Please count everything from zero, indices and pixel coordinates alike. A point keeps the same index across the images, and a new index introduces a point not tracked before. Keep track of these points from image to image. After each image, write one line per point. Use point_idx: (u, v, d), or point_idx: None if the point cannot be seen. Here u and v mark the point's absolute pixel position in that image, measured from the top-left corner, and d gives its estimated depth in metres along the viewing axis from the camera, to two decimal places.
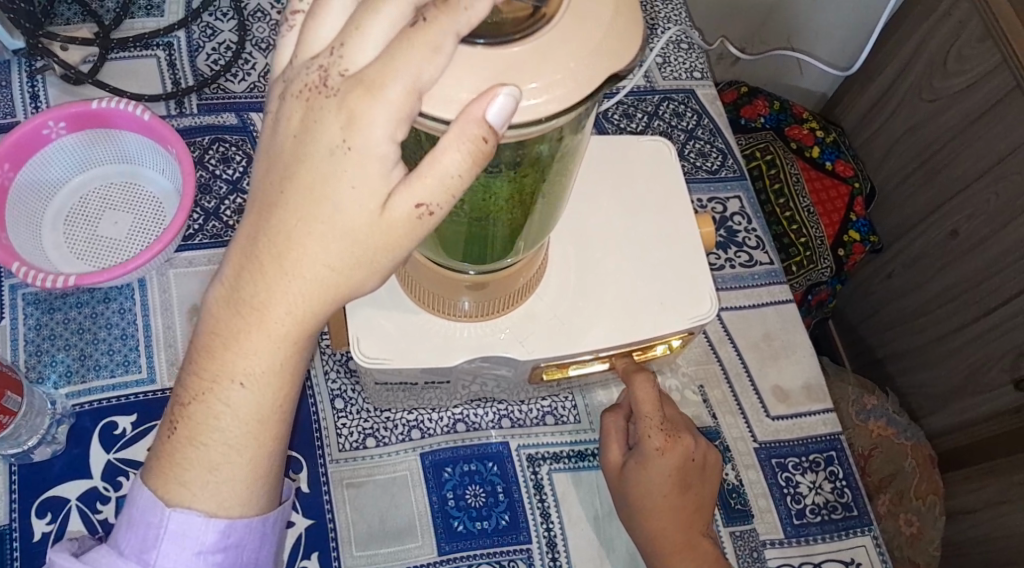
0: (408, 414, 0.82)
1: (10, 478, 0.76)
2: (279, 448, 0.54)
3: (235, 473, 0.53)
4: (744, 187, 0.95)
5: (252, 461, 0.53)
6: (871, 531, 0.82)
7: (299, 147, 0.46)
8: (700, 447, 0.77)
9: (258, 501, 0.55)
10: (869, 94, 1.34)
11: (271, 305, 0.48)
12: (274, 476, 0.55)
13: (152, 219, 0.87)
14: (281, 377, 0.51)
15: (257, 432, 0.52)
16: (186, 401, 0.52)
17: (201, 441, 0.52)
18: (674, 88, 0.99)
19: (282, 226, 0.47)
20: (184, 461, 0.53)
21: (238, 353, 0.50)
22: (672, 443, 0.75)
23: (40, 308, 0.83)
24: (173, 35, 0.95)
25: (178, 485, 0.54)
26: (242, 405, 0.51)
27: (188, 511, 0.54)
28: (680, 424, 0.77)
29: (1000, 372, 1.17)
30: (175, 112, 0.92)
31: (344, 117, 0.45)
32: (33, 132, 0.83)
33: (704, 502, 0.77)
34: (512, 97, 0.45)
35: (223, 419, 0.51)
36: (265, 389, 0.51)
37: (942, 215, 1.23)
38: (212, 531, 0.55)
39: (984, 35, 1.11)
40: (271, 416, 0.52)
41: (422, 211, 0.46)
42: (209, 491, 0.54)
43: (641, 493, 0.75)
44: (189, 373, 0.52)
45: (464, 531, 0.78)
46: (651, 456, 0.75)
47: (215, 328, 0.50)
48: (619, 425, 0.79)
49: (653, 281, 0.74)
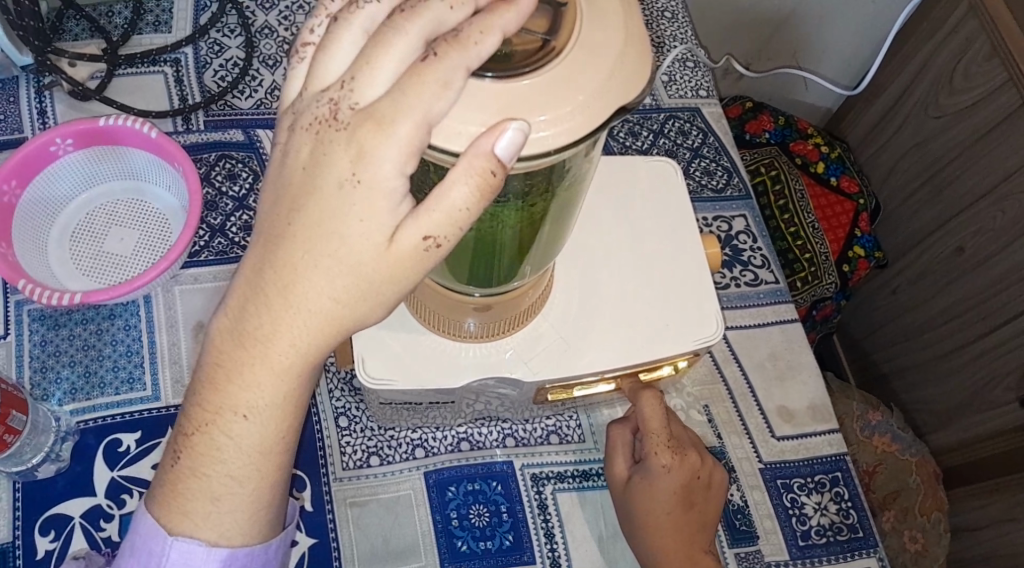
0: (412, 432, 0.82)
1: (14, 495, 0.76)
2: (281, 476, 0.54)
3: (238, 501, 0.53)
4: (750, 206, 0.95)
5: (256, 489, 0.53)
6: (877, 553, 0.82)
7: (308, 180, 0.46)
8: (707, 468, 0.77)
9: (261, 529, 0.55)
10: (875, 111, 1.34)
11: (276, 337, 0.48)
12: (277, 503, 0.55)
13: (158, 236, 0.87)
14: (284, 406, 0.50)
15: (260, 463, 0.52)
16: (188, 431, 0.52)
17: (204, 470, 0.52)
18: (680, 106, 0.99)
19: (289, 258, 0.46)
20: (187, 491, 0.53)
21: (240, 387, 0.49)
22: (682, 461, 0.75)
23: (45, 324, 0.83)
24: (181, 51, 0.96)
25: (180, 514, 0.53)
26: (246, 436, 0.51)
27: (190, 541, 0.53)
28: (689, 443, 0.78)
29: (1007, 391, 1.17)
30: (182, 129, 0.92)
31: (355, 151, 0.45)
32: (40, 149, 0.83)
33: (706, 521, 0.77)
34: (520, 132, 0.45)
35: (227, 449, 0.51)
36: (268, 420, 0.50)
37: (948, 233, 1.23)
38: (213, 561, 0.54)
39: (992, 53, 1.11)
40: (274, 444, 0.52)
41: (430, 244, 0.46)
42: (211, 520, 0.53)
43: (645, 508, 0.76)
44: (192, 403, 0.51)
45: (468, 550, 0.78)
46: (658, 472, 0.75)
47: (218, 358, 0.50)
48: (626, 439, 0.79)
49: (658, 302, 0.74)
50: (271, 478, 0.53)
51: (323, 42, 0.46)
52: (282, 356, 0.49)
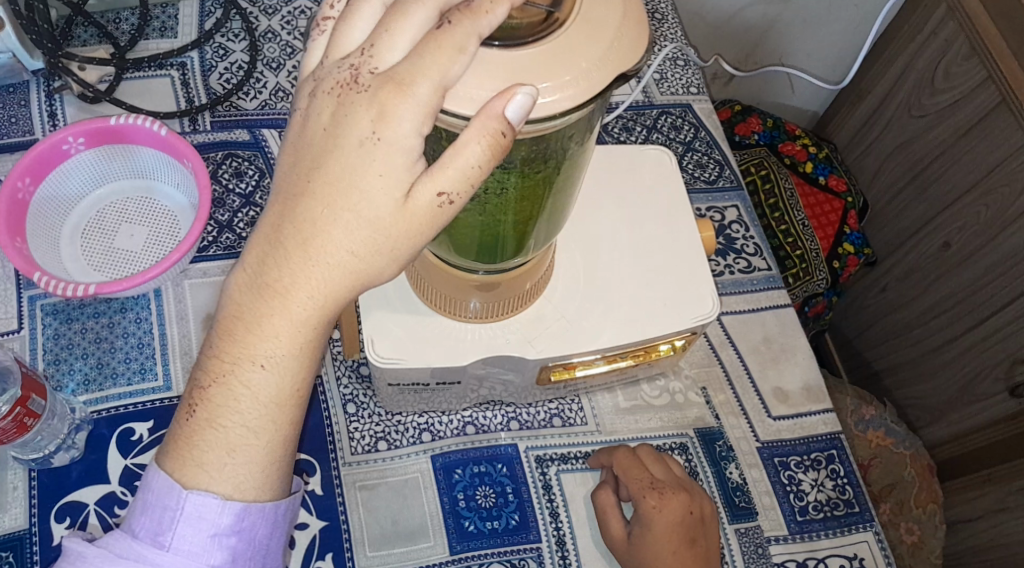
0: (419, 417, 0.84)
1: (29, 484, 0.78)
2: (294, 432, 0.58)
3: (254, 454, 0.57)
4: (741, 196, 0.98)
5: (272, 442, 0.57)
6: (873, 527, 0.84)
7: (330, 140, 0.50)
8: (698, 502, 0.78)
9: (272, 486, 0.59)
10: (860, 112, 1.38)
11: (294, 287, 0.52)
12: (287, 461, 0.59)
13: (167, 233, 0.89)
14: (301, 357, 0.55)
15: (276, 415, 0.56)
16: (206, 383, 0.56)
17: (222, 420, 0.56)
18: (671, 103, 1.03)
19: (309, 213, 0.51)
20: (203, 443, 0.57)
21: (259, 337, 0.54)
22: (671, 500, 0.76)
23: (58, 318, 0.85)
24: (187, 55, 0.99)
25: (196, 467, 0.57)
26: (263, 387, 0.55)
27: (205, 493, 0.57)
28: (674, 482, 0.79)
29: (995, 381, 1.19)
30: (190, 130, 0.95)
31: (375, 113, 0.49)
32: (53, 147, 0.86)
33: (711, 555, 0.78)
34: (528, 96, 0.49)
35: (245, 399, 0.55)
36: (286, 371, 0.55)
37: (933, 229, 1.27)
38: (227, 514, 0.58)
39: (970, 52, 1.14)
40: (289, 398, 0.56)
41: (443, 200, 0.50)
42: (226, 472, 0.57)
43: (651, 555, 0.76)
44: (210, 356, 0.56)
45: (475, 531, 0.80)
46: (651, 515, 0.76)
47: (236, 311, 0.54)
48: (612, 498, 0.79)
49: (658, 281, 0.77)
50: (286, 430, 0.57)
51: (347, 17, 0.51)
52: (300, 307, 0.53)
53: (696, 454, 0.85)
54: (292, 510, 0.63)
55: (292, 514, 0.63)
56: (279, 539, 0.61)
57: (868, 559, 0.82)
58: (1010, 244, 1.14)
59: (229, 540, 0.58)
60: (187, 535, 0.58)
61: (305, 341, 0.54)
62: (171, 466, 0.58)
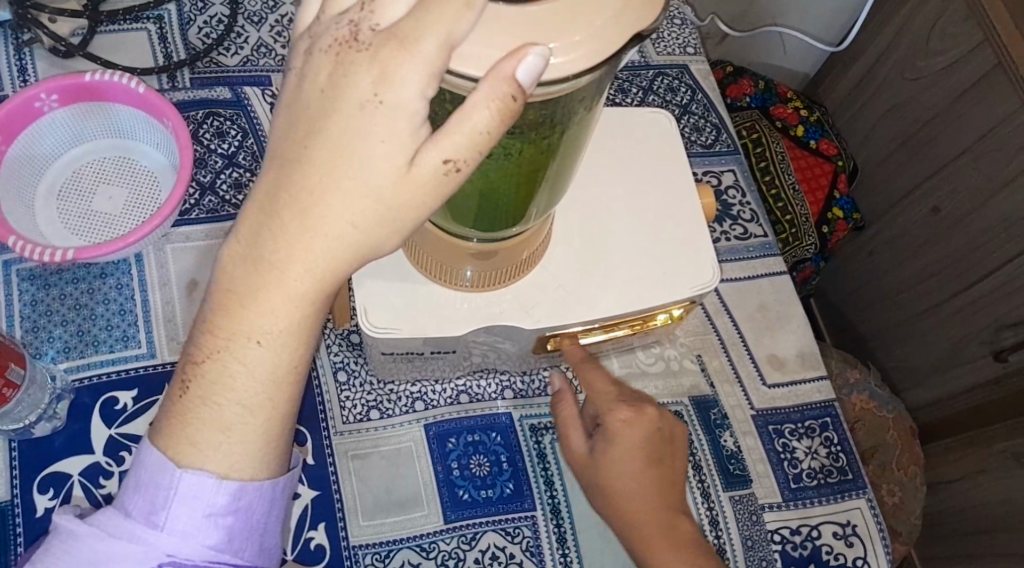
0: (411, 386, 0.82)
1: (10, 454, 0.75)
2: (293, 409, 0.56)
3: (251, 433, 0.55)
4: (738, 160, 0.97)
5: (268, 420, 0.55)
6: (866, 494, 0.84)
7: (329, 100, 0.48)
8: (667, 421, 0.77)
9: (269, 465, 0.57)
10: (851, 74, 1.36)
11: (290, 258, 0.50)
12: (284, 439, 0.57)
13: (148, 195, 0.86)
14: (299, 333, 0.53)
15: (273, 393, 0.54)
16: (199, 359, 0.54)
17: (216, 398, 0.54)
18: (668, 63, 1.00)
19: (306, 181, 0.48)
20: (198, 422, 0.54)
21: (254, 311, 0.52)
22: (637, 415, 0.75)
23: (35, 284, 0.82)
24: (164, 8, 0.94)
25: (189, 445, 0.55)
26: (259, 363, 0.53)
27: (199, 472, 0.55)
28: (641, 398, 0.78)
29: (980, 345, 1.20)
30: (168, 87, 0.91)
31: (377, 73, 0.47)
32: (25, 105, 0.82)
33: (675, 476, 0.76)
34: (541, 57, 0.47)
35: (240, 376, 0.53)
36: (283, 348, 0.53)
37: (923, 193, 1.26)
38: (223, 494, 0.56)
39: (965, 12, 1.12)
40: (286, 375, 0.54)
41: (450, 167, 0.48)
42: (221, 451, 0.55)
43: (615, 471, 0.74)
44: (203, 331, 0.53)
45: (469, 500, 0.79)
46: (615, 427, 0.75)
47: (230, 284, 0.52)
48: (572, 412, 0.78)
49: (657, 252, 0.75)
50: (283, 408, 0.55)
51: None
52: (299, 281, 0.51)
53: (690, 422, 0.84)
54: (290, 485, 0.61)
55: (289, 490, 0.61)
56: (277, 516, 0.60)
57: (861, 526, 0.83)
58: (999, 207, 1.13)
59: (225, 519, 0.57)
60: (181, 515, 0.56)
61: (302, 315, 0.52)
62: (163, 444, 0.56)
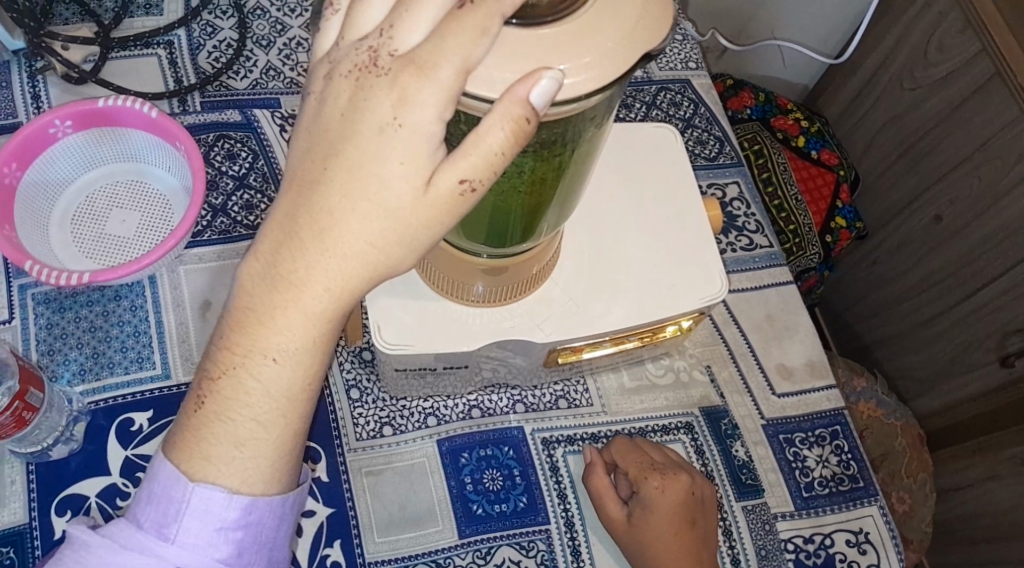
0: (423, 402, 0.83)
1: (28, 476, 0.76)
2: (305, 425, 0.57)
3: (263, 447, 0.56)
4: (742, 172, 0.98)
5: (282, 436, 0.56)
6: (877, 501, 0.84)
7: (350, 125, 0.49)
8: (698, 483, 0.79)
9: (280, 479, 0.58)
10: (851, 85, 1.38)
11: (310, 277, 0.51)
12: (297, 454, 0.58)
13: (161, 217, 0.87)
14: (314, 350, 0.54)
15: (287, 409, 0.55)
16: (215, 375, 0.54)
17: (230, 414, 0.55)
18: (671, 78, 1.02)
19: (325, 201, 0.50)
20: (211, 436, 0.55)
21: (271, 330, 0.53)
22: (672, 481, 0.77)
23: (51, 308, 0.83)
24: (173, 34, 0.96)
25: (203, 460, 0.56)
26: (274, 379, 0.54)
27: (211, 486, 0.56)
28: (673, 464, 0.80)
29: (986, 352, 1.20)
30: (179, 111, 0.92)
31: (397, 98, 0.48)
32: (40, 131, 0.83)
33: (711, 536, 0.78)
34: (554, 81, 0.48)
35: (255, 392, 0.54)
36: (298, 365, 0.54)
37: (925, 201, 1.27)
38: (233, 508, 0.57)
39: (965, 24, 1.14)
40: (300, 391, 0.55)
41: (465, 187, 0.49)
42: (235, 466, 0.56)
43: (651, 539, 0.76)
44: (219, 347, 0.54)
45: (484, 514, 0.79)
46: (653, 495, 0.77)
47: (248, 303, 0.53)
48: (607, 479, 0.79)
49: (665, 264, 0.76)
50: (297, 424, 0.56)
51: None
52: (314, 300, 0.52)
53: (701, 433, 0.85)
54: (300, 502, 0.61)
55: (299, 506, 0.62)
56: (286, 531, 0.60)
57: (873, 533, 0.83)
58: (1002, 215, 1.14)
59: (235, 534, 0.57)
60: (192, 528, 0.57)
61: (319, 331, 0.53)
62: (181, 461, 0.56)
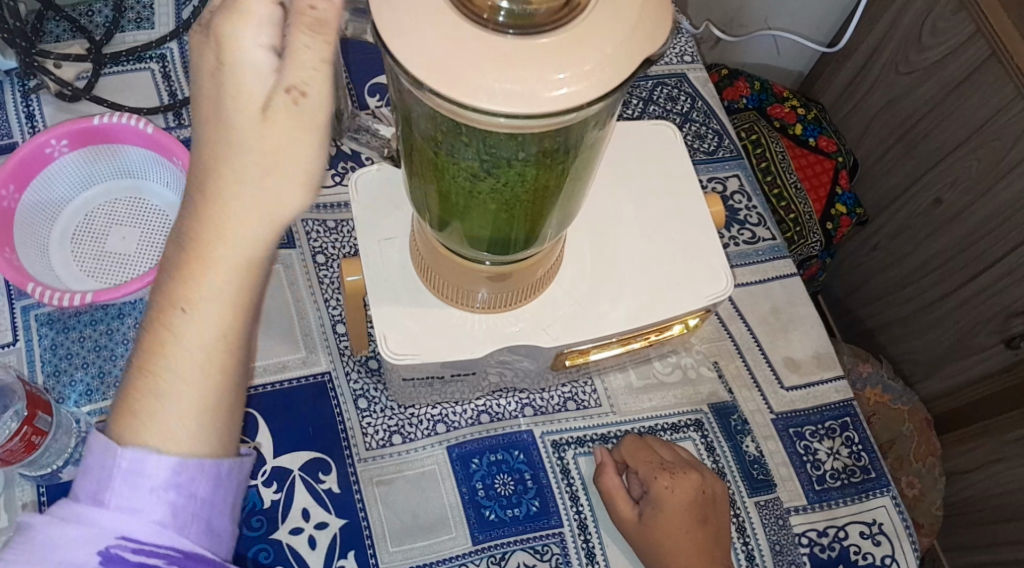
0: (432, 409, 0.83)
1: (38, 498, 0.76)
2: (232, 385, 0.56)
3: (188, 402, 0.55)
4: (742, 165, 0.97)
5: (205, 390, 0.55)
6: (890, 491, 0.84)
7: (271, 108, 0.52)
8: (708, 481, 0.79)
9: (213, 441, 0.56)
10: (847, 71, 1.37)
11: (222, 249, 0.54)
12: (230, 417, 0.57)
13: (161, 233, 0.87)
14: (229, 302, 0.55)
15: (208, 364, 0.55)
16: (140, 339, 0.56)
17: (152, 368, 0.55)
18: (666, 73, 1.01)
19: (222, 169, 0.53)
20: (138, 396, 0.55)
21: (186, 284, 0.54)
22: (682, 479, 0.78)
23: (55, 328, 0.83)
24: (166, 47, 0.95)
25: (132, 421, 0.55)
26: (193, 333, 0.54)
27: (140, 448, 0.54)
28: (684, 463, 0.80)
29: (990, 334, 1.20)
30: (175, 124, 0.92)
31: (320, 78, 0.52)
32: (36, 151, 0.83)
33: (723, 534, 0.78)
34: None
35: (175, 346, 0.55)
36: (215, 316, 0.55)
37: (924, 185, 1.26)
38: (165, 466, 0.54)
39: (959, 7, 1.13)
40: (219, 345, 0.55)
41: None
42: (163, 425, 0.55)
43: (662, 537, 0.76)
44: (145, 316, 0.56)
45: (497, 519, 0.79)
46: (663, 494, 0.77)
47: None
48: (618, 479, 0.79)
49: (669, 263, 0.76)
50: (220, 380, 0.55)
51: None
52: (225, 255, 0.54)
53: (711, 429, 0.85)
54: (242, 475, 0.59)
55: (241, 478, 0.59)
56: (225, 498, 0.57)
57: (887, 523, 0.83)
58: (1002, 197, 1.14)
59: (171, 494, 0.55)
60: (125, 491, 0.54)
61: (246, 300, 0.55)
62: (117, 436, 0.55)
